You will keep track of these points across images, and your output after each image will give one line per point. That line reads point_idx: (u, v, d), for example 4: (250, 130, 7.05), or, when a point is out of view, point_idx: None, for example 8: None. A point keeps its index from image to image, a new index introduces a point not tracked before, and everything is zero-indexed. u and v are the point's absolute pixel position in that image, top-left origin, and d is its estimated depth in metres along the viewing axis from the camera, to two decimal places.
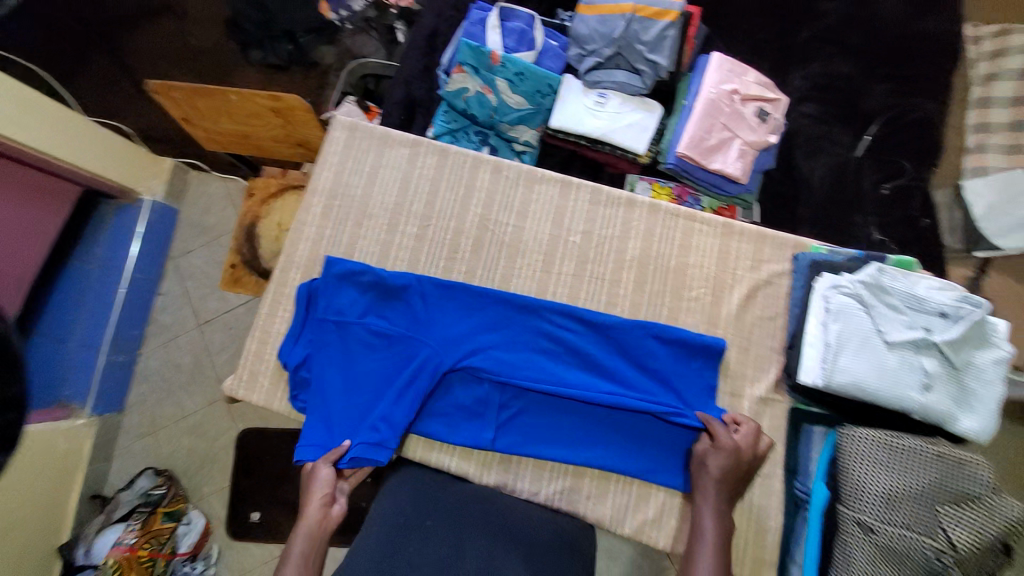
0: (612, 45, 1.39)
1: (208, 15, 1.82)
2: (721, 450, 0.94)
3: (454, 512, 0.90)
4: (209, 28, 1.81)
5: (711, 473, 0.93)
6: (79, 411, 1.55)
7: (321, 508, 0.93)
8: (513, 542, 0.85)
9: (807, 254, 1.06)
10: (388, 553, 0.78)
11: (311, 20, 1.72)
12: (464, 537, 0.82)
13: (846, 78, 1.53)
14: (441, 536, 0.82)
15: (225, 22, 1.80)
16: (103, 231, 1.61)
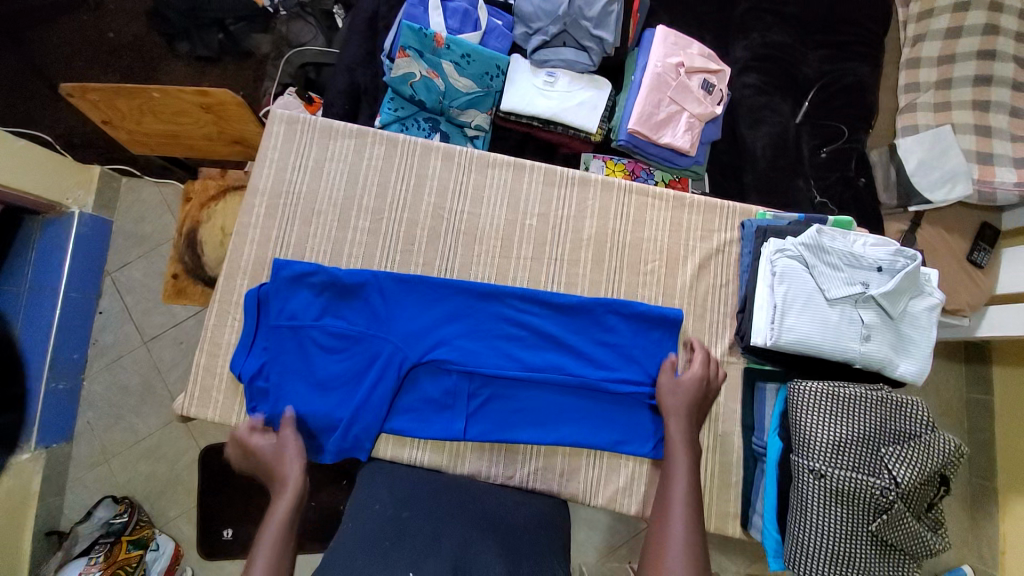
0: (558, 23, 1.37)
1: (127, 8, 1.72)
2: (687, 383, 0.99)
3: (426, 505, 0.88)
4: (129, 21, 1.71)
5: (681, 396, 0.98)
6: (22, 445, 1.45)
7: (302, 480, 0.93)
8: (490, 529, 0.85)
9: (753, 220, 1.09)
10: (363, 554, 0.76)
11: (239, 7, 1.65)
12: (439, 528, 0.82)
13: (786, 47, 1.57)
14: (416, 530, 0.81)
15: (147, 14, 1.71)
16: (30, 252, 1.51)
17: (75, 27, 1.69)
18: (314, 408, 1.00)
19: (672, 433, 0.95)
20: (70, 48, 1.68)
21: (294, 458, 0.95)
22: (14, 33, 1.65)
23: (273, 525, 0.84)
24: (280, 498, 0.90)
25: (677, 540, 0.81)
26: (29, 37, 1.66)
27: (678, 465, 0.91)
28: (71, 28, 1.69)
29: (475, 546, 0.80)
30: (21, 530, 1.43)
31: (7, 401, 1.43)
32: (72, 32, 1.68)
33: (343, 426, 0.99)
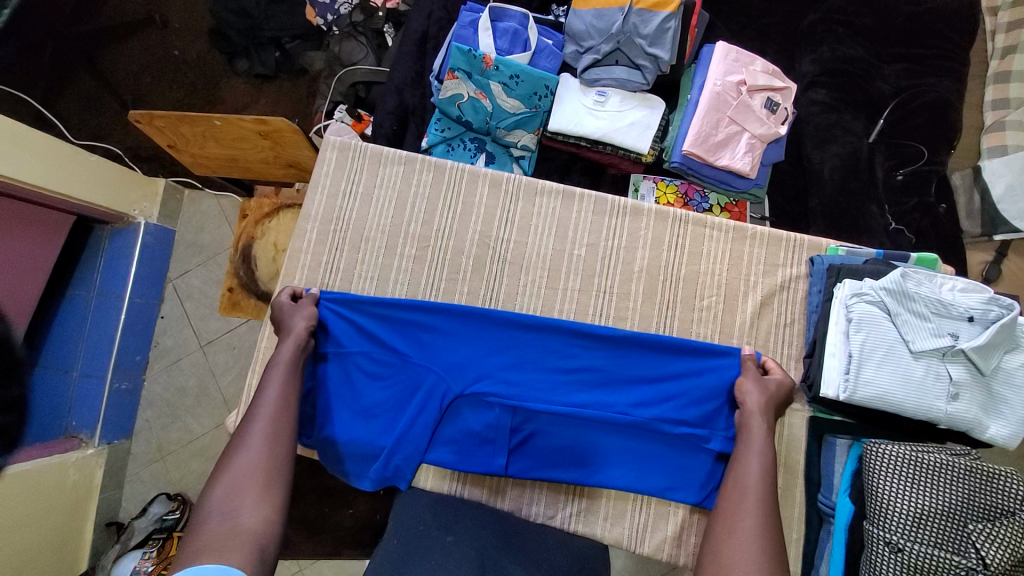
0: (610, 41, 1.33)
1: (193, 29, 1.84)
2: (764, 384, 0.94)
3: (474, 533, 0.87)
4: (192, 40, 1.84)
5: (762, 397, 0.92)
6: (88, 441, 1.55)
7: (307, 329, 0.99)
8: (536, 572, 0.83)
9: (824, 257, 1.03)
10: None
11: (296, 26, 1.74)
12: (489, 564, 0.80)
13: (856, 61, 1.47)
14: (465, 556, 0.81)
15: (210, 34, 1.81)
16: (100, 260, 1.59)
17: (142, 47, 1.82)
18: (356, 435, 1.01)
19: (750, 428, 0.89)
20: (143, 69, 1.80)
21: (306, 314, 1.01)
22: (90, 52, 1.77)
23: (280, 365, 0.94)
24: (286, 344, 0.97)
25: (743, 543, 0.76)
26: (104, 57, 1.78)
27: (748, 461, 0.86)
28: (139, 49, 1.82)
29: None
30: (85, 521, 1.52)
31: (75, 400, 1.54)
32: (140, 52, 1.81)
33: (385, 455, 0.99)
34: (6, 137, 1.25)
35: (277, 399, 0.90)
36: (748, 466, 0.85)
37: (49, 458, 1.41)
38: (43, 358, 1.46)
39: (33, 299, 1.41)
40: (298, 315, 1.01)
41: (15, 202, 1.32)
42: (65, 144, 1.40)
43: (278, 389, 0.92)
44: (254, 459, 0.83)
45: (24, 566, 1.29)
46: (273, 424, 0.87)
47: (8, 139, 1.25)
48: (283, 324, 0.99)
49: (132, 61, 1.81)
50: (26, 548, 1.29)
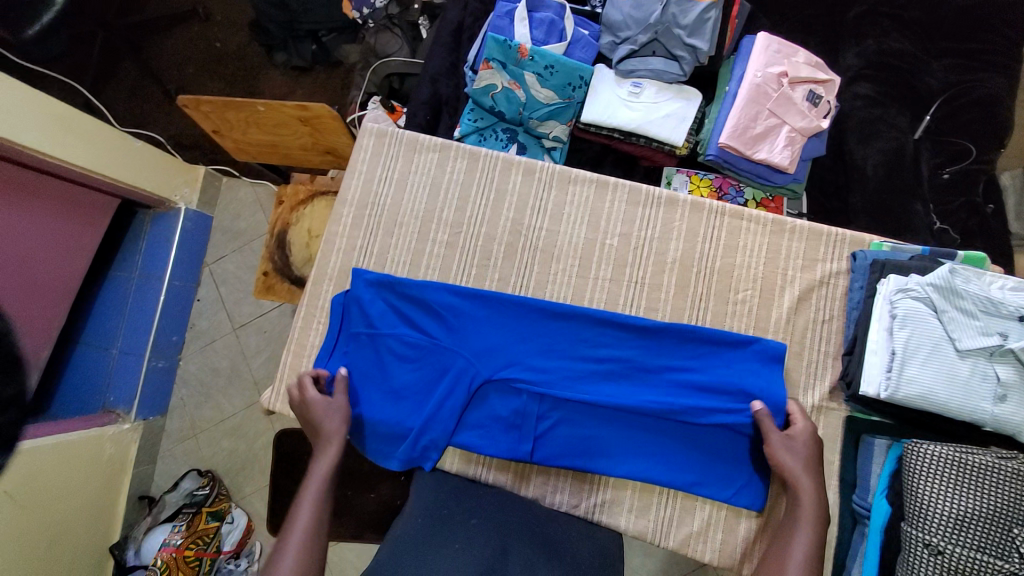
0: (648, 31, 1.31)
1: (235, 22, 1.90)
2: (799, 440, 0.90)
3: (494, 516, 0.87)
4: (235, 33, 1.90)
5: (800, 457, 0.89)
6: (125, 416, 1.62)
7: (342, 434, 0.96)
8: (555, 558, 0.81)
9: (867, 253, 0.99)
10: (425, 555, 0.76)
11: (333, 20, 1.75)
12: (504, 551, 0.78)
13: (902, 55, 1.42)
14: (486, 539, 0.80)
15: (251, 27, 1.87)
16: (142, 242, 1.68)
17: (187, 39, 1.89)
18: (385, 415, 1.02)
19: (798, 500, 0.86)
20: (187, 60, 1.87)
21: (337, 416, 0.98)
22: (139, 44, 1.85)
23: (316, 480, 0.89)
24: (321, 454, 0.94)
25: None
26: (150, 49, 1.86)
27: (796, 540, 0.82)
28: (184, 41, 1.89)
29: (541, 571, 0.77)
30: (120, 492, 1.58)
31: (114, 375, 1.62)
32: (184, 44, 1.88)
33: (412, 437, 1.00)
34: (54, 118, 1.31)
35: (316, 513, 0.85)
36: (796, 548, 0.81)
37: (88, 431, 1.49)
38: (86, 336, 1.62)
39: (78, 276, 1.48)
40: (330, 418, 0.97)
41: (58, 181, 1.38)
42: (111, 129, 1.46)
43: (313, 506, 0.86)
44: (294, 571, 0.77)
45: (59, 528, 1.36)
46: (306, 545, 0.80)
47: (56, 120, 1.31)
48: (317, 431, 0.96)
49: (177, 52, 1.88)
50: (62, 516, 1.37)
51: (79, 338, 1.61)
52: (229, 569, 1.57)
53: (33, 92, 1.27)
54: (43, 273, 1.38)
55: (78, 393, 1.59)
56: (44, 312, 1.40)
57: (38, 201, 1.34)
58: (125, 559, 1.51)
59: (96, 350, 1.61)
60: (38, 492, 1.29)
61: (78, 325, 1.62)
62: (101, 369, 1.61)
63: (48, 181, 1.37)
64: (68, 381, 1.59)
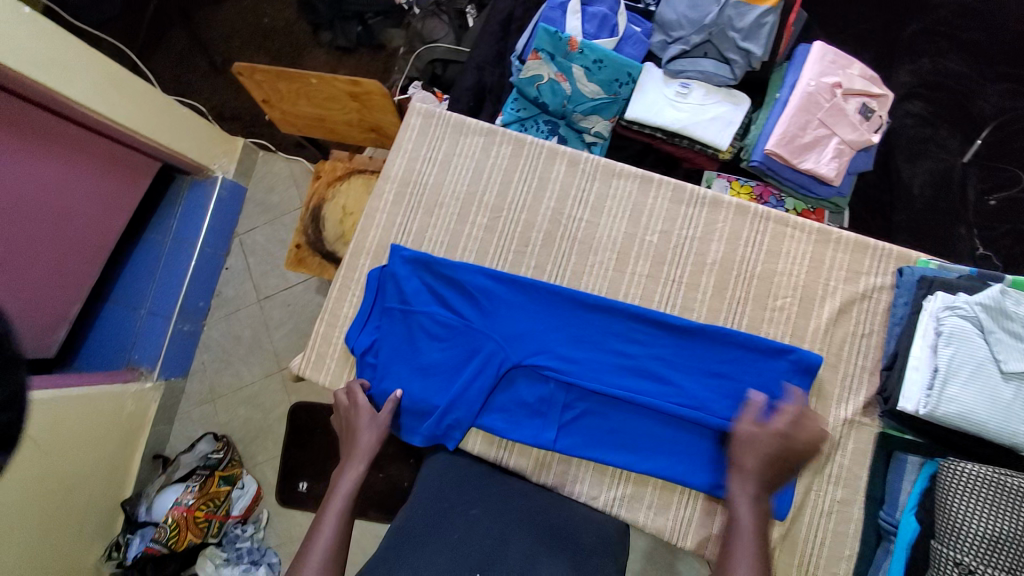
0: (702, 32, 1.30)
1: None
2: (766, 436, 0.88)
3: (500, 507, 0.85)
4: (283, 9, 1.93)
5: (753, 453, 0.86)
6: (146, 374, 1.65)
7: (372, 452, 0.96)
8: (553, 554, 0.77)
9: (914, 268, 0.98)
10: (427, 543, 0.76)
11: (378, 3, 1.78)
12: (500, 549, 0.75)
13: (957, 77, 1.39)
14: (483, 535, 0.78)
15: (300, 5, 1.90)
16: (177, 208, 1.72)
17: (236, 13, 1.93)
18: (410, 391, 1.03)
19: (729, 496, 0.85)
20: (234, 34, 1.91)
21: (371, 434, 0.97)
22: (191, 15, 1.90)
23: (341, 496, 0.89)
24: (350, 468, 0.93)
25: None
26: (201, 21, 1.91)
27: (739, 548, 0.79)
28: (232, 15, 1.93)
29: (541, 561, 0.75)
30: (136, 449, 1.62)
31: (139, 334, 1.65)
32: (233, 18, 1.92)
33: (436, 415, 1.01)
34: (109, 78, 1.34)
35: (339, 530, 0.84)
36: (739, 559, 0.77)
37: (110, 385, 1.53)
38: (116, 295, 1.67)
39: (114, 234, 1.52)
40: (365, 433, 0.98)
41: (106, 140, 1.42)
42: (160, 94, 1.49)
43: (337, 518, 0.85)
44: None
45: (76, 476, 1.40)
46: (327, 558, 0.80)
47: (110, 80, 1.34)
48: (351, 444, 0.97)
49: (225, 25, 1.92)
50: (80, 465, 1.41)
51: (109, 296, 1.66)
52: (236, 535, 1.60)
53: (92, 52, 1.29)
54: (81, 227, 1.42)
55: (107, 350, 1.64)
56: (77, 265, 1.45)
57: (85, 158, 1.37)
58: (136, 514, 1.54)
59: (126, 308, 1.66)
60: (60, 440, 1.33)
61: (111, 282, 1.67)
62: (129, 327, 1.66)
63: (97, 139, 1.40)
64: (98, 336, 1.65)
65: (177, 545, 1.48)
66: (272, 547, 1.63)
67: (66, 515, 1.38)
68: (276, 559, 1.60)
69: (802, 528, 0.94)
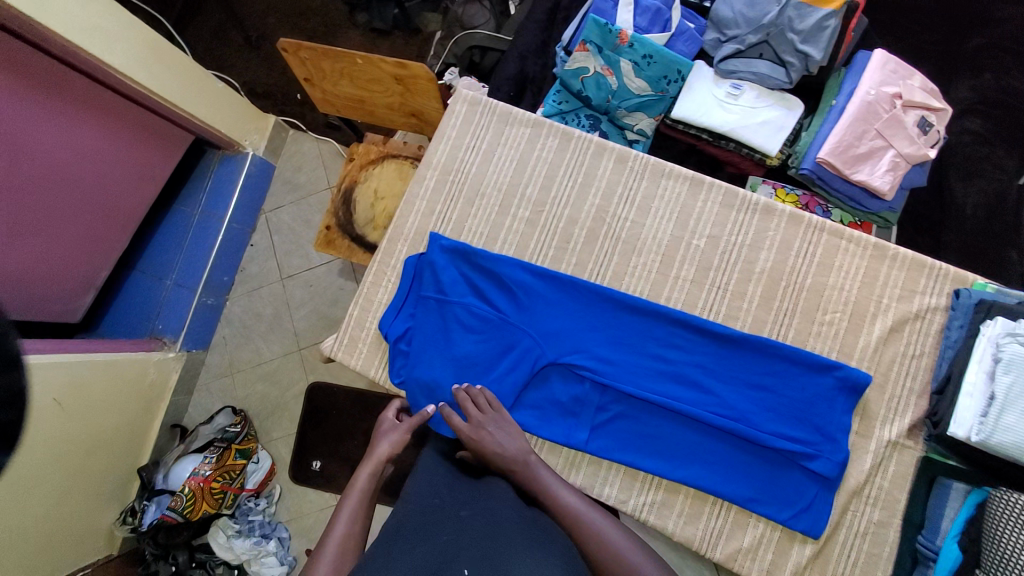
0: (760, 32, 1.26)
1: None
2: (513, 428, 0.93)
3: (493, 507, 0.78)
4: None
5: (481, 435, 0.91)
6: (170, 344, 1.66)
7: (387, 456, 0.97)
8: (550, 554, 0.69)
9: (972, 291, 0.94)
10: (417, 545, 0.70)
11: None
12: (494, 547, 0.67)
13: (1020, 95, 1.33)
14: (478, 533, 0.71)
15: None
16: (208, 182, 1.71)
17: None
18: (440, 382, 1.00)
19: (541, 476, 0.88)
20: (270, 9, 1.90)
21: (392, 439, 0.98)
22: None
23: (355, 492, 0.91)
24: (365, 466, 0.96)
25: None
26: None
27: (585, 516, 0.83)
28: None
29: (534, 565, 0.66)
30: (154, 418, 1.63)
31: (166, 305, 1.66)
32: None
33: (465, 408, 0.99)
34: (145, 46, 1.32)
35: (351, 527, 0.86)
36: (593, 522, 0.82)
37: (134, 354, 1.53)
38: (144, 264, 1.67)
39: (144, 203, 1.52)
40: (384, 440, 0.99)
41: (140, 109, 1.40)
42: (194, 65, 1.46)
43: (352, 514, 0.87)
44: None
45: (96, 439, 1.41)
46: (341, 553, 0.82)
47: (146, 48, 1.32)
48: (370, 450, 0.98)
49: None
50: (101, 428, 1.42)
51: (136, 264, 1.67)
52: (249, 507, 1.60)
53: (132, 20, 1.28)
54: (112, 196, 1.41)
55: (133, 318, 1.65)
56: (107, 232, 1.45)
57: (118, 126, 1.36)
58: (153, 481, 1.56)
59: (152, 278, 1.67)
60: (81, 403, 1.34)
61: (139, 251, 1.67)
62: (154, 296, 1.66)
63: (132, 108, 1.38)
64: (125, 305, 1.66)
65: (192, 516, 1.50)
66: (281, 522, 1.65)
67: (84, 476, 1.39)
68: (286, 534, 1.62)
69: (835, 546, 0.93)
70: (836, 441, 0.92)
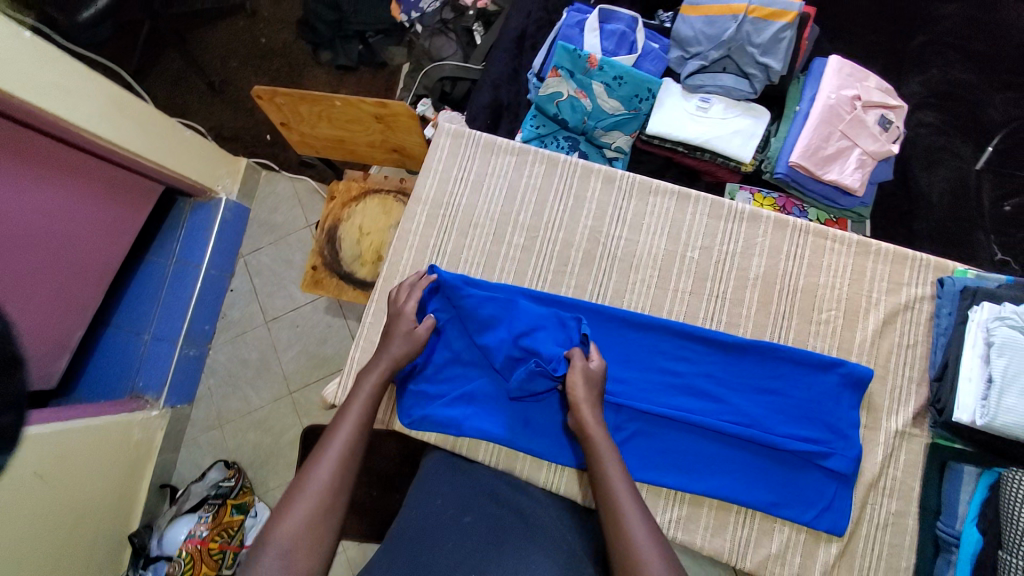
0: (721, 48, 1.31)
1: (280, 16, 1.91)
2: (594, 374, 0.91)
3: (490, 512, 0.84)
4: (280, 29, 1.90)
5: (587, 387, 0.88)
6: (153, 403, 1.58)
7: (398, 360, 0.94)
8: (547, 554, 0.76)
9: (955, 279, 1.01)
10: (418, 550, 0.76)
11: (380, 21, 1.77)
12: (493, 554, 0.74)
13: (967, 87, 1.42)
14: (479, 539, 0.78)
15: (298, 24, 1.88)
16: (182, 229, 1.65)
17: (233, 32, 1.90)
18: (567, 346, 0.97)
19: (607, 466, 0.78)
20: (232, 53, 1.89)
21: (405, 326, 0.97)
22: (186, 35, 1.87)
23: (362, 397, 0.88)
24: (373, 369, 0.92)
25: None
26: (197, 43, 1.88)
27: (628, 509, 0.73)
28: (229, 34, 1.90)
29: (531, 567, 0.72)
30: (142, 480, 1.54)
31: (146, 361, 1.59)
32: (230, 37, 1.90)
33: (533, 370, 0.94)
34: (110, 101, 1.28)
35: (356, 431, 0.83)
36: (634, 524, 0.71)
37: (115, 417, 1.44)
38: (119, 320, 1.60)
39: (117, 258, 1.47)
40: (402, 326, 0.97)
41: (105, 164, 1.35)
42: (163, 116, 1.42)
43: (359, 417, 0.84)
44: (292, 538, 0.70)
45: (81, 512, 1.32)
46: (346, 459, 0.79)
47: (111, 103, 1.28)
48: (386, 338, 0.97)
49: (222, 44, 1.89)
50: (84, 500, 1.32)
51: (111, 321, 1.59)
52: None
53: (95, 76, 1.24)
54: (81, 256, 1.36)
55: (110, 377, 1.57)
56: (79, 293, 1.39)
57: (84, 184, 1.31)
58: (147, 547, 1.47)
59: (128, 334, 1.59)
60: (65, 475, 1.26)
61: (113, 307, 1.60)
62: (132, 353, 1.59)
63: (98, 164, 1.34)
64: (101, 364, 1.57)
65: None
66: None
67: (69, 555, 1.29)
68: None
69: (859, 540, 0.95)
70: (848, 438, 0.95)
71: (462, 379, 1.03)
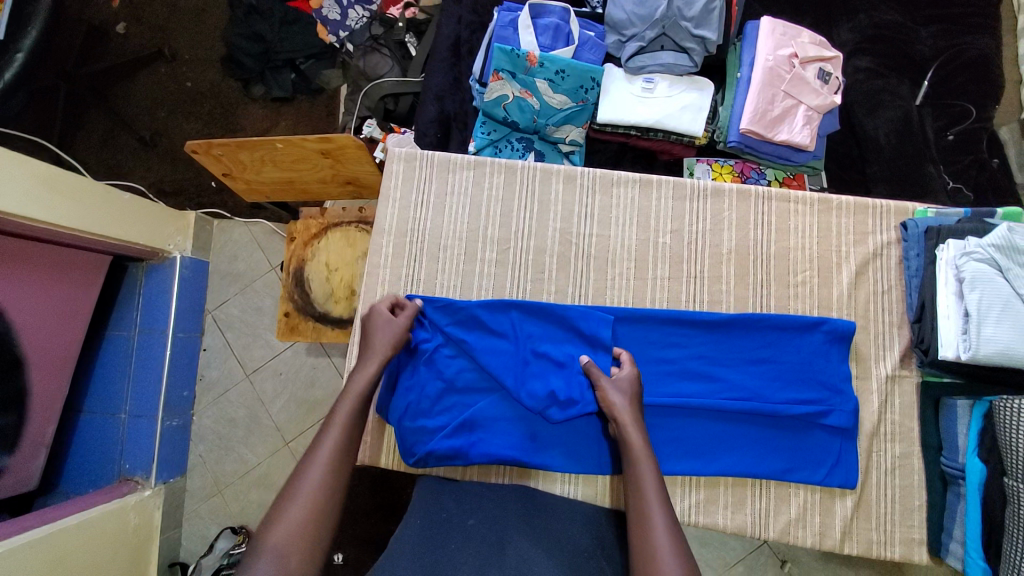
0: (655, 27, 1.30)
1: (202, 57, 1.82)
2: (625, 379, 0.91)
3: (492, 514, 0.87)
4: (205, 70, 1.82)
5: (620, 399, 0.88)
6: (144, 483, 1.51)
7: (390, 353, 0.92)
8: (552, 557, 0.78)
9: (917, 220, 1.04)
10: (428, 555, 0.77)
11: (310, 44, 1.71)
12: (495, 557, 0.77)
13: (896, 26, 1.44)
14: (481, 540, 0.81)
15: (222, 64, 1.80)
16: (138, 297, 1.55)
17: (155, 81, 1.80)
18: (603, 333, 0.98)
19: (639, 472, 0.78)
20: (158, 104, 1.79)
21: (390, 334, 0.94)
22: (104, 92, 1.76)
23: (355, 393, 0.86)
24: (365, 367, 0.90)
25: None
26: (117, 99, 1.78)
27: (655, 513, 0.73)
28: (151, 83, 1.80)
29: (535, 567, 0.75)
30: (147, 564, 1.47)
31: (129, 441, 1.51)
32: (153, 87, 1.80)
33: (575, 372, 0.97)
34: (35, 178, 1.17)
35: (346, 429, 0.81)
36: (656, 526, 0.71)
37: (107, 506, 1.36)
38: (91, 405, 1.51)
39: (75, 342, 1.37)
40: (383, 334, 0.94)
41: (39, 244, 1.25)
42: (98, 184, 1.32)
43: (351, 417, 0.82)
44: (284, 543, 0.68)
45: None
46: (337, 466, 0.77)
47: (37, 180, 1.18)
48: (370, 343, 0.93)
49: (147, 96, 1.79)
50: None
51: (82, 408, 1.50)
52: None
53: (17, 157, 1.14)
54: (34, 350, 1.26)
55: (92, 465, 1.49)
56: (42, 388, 1.30)
57: (24, 271, 1.22)
58: None
59: (104, 417, 1.51)
60: None
61: (81, 392, 1.51)
62: (112, 435, 1.51)
63: (34, 247, 1.24)
64: (80, 455, 1.49)
65: None
66: None
67: None
68: None
69: (872, 488, 0.98)
70: (843, 396, 0.97)
71: (461, 406, 1.00)
